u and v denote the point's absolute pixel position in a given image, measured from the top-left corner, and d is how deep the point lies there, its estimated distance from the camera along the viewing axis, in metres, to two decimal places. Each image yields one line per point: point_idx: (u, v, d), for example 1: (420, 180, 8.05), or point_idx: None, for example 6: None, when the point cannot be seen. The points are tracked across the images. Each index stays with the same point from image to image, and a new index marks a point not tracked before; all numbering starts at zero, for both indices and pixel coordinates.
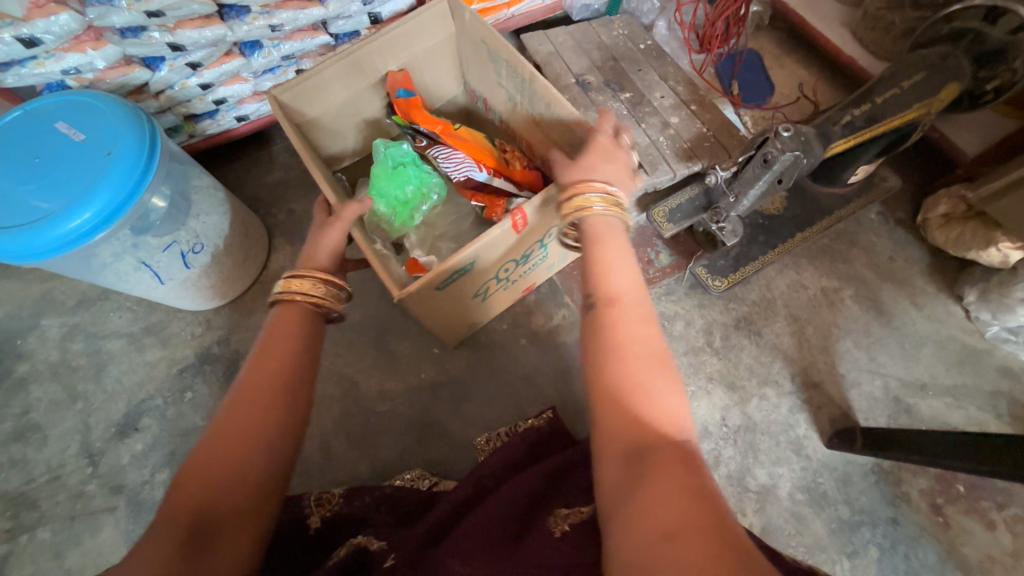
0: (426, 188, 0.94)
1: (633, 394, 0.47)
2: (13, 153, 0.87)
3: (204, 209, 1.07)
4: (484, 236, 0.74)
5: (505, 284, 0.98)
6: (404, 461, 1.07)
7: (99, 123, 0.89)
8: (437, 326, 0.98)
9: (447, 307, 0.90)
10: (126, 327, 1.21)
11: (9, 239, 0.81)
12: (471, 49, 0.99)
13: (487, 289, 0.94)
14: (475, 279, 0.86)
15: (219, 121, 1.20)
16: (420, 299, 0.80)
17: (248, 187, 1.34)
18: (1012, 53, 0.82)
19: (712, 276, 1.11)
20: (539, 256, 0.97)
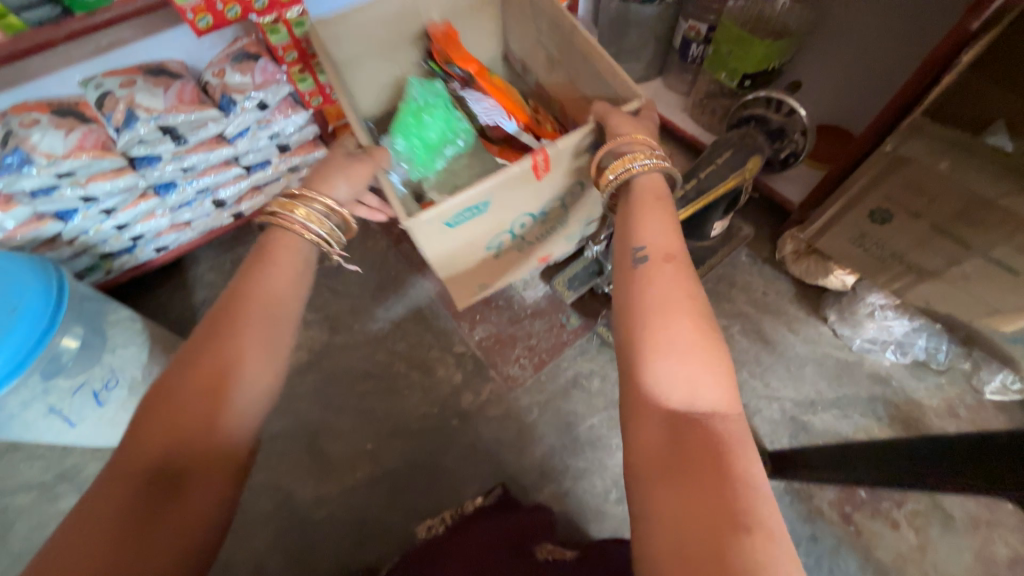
0: (450, 134, 1.01)
1: (686, 353, 0.54)
2: None
3: (121, 341, 1.09)
4: (507, 171, 0.80)
5: (513, 245, 1.05)
6: (347, 568, 1.05)
7: (5, 279, 0.92)
8: (449, 282, 1.04)
9: (461, 251, 0.95)
10: (37, 477, 1.15)
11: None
12: (515, 8, 1.12)
13: (496, 245, 1.01)
14: (488, 227, 0.93)
15: (137, 254, 1.25)
16: (433, 238, 0.85)
17: (172, 309, 1.36)
18: (789, 130, 1.07)
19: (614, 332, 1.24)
20: (551, 222, 1.04)
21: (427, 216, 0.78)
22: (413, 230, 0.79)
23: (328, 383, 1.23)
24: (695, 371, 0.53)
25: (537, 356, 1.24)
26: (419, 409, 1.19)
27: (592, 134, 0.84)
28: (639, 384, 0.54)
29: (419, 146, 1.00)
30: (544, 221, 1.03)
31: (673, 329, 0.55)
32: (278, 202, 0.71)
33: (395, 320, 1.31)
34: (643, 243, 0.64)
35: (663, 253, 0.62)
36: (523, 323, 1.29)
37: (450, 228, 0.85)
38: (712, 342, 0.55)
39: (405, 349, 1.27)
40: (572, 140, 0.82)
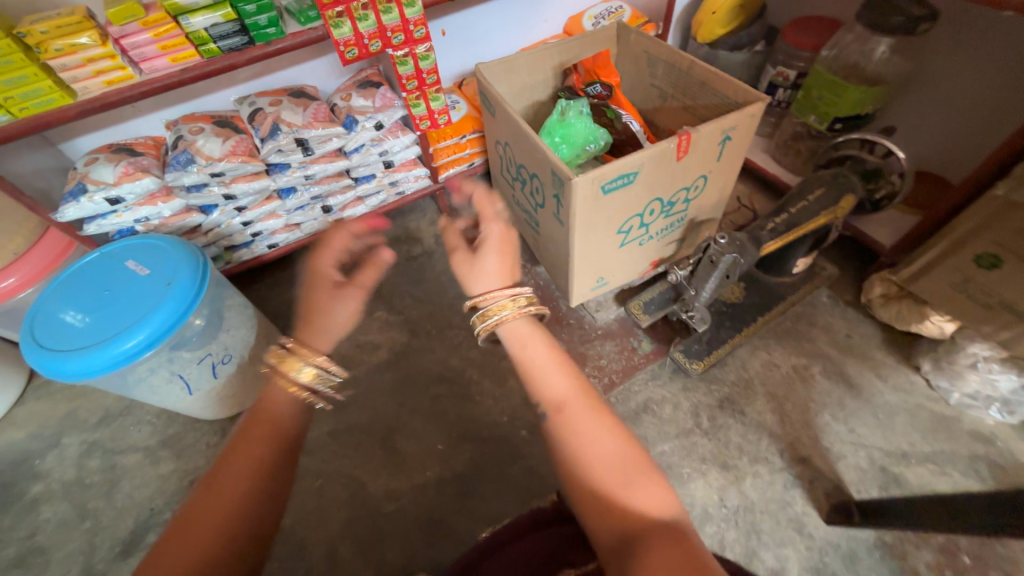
0: (591, 137, 1.06)
1: (612, 484, 0.53)
2: (84, 290, 1.03)
3: (234, 324, 1.20)
4: (658, 145, 0.85)
5: (638, 238, 1.04)
6: (410, 566, 1.04)
7: (162, 258, 1.06)
8: (573, 267, 1.02)
9: (597, 234, 0.96)
10: (144, 440, 1.26)
11: (72, 360, 0.95)
12: (628, 60, 1.25)
13: (627, 232, 1.00)
14: (628, 208, 0.94)
15: (254, 249, 1.39)
16: (585, 202, 0.87)
17: (271, 302, 1.49)
18: (886, 172, 1.09)
19: (689, 359, 1.23)
20: (676, 218, 1.06)
21: (590, 174, 0.83)
22: (577, 187, 0.83)
23: (405, 383, 1.31)
24: (628, 491, 0.53)
25: (607, 377, 1.25)
26: (488, 417, 1.23)
27: (725, 125, 0.90)
28: (593, 524, 0.54)
29: (562, 142, 1.05)
30: (667, 214, 1.03)
31: (598, 463, 0.55)
32: (277, 354, 0.75)
33: (470, 329, 1.39)
34: (538, 392, 0.62)
35: (556, 397, 0.61)
36: (594, 344, 1.32)
37: (604, 195, 0.88)
38: (631, 456, 0.56)
39: (478, 357, 1.33)
40: (716, 126, 0.90)
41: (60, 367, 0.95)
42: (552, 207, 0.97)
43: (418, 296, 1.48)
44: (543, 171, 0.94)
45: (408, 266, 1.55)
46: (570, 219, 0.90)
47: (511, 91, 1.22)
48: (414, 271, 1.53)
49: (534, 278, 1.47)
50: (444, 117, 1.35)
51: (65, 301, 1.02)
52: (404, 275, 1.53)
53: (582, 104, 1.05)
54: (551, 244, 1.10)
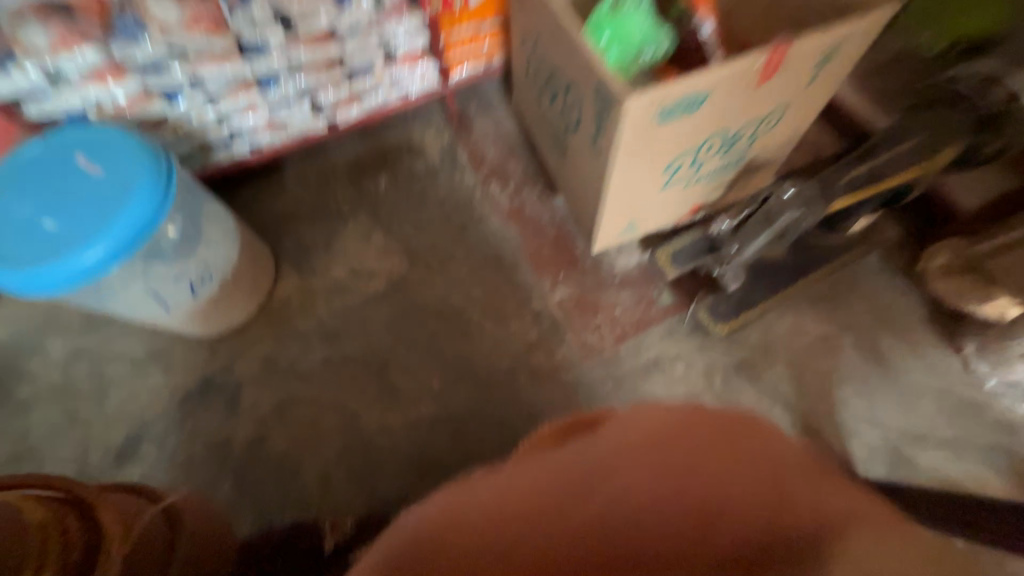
0: (650, 40, 0.84)
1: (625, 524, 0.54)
2: (30, 189, 0.88)
3: (214, 238, 1.08)
4: (739, 60, 0.65)
5: (685, 179, 0.87)
6: (403, 498, 1.05)
7: (117, 155, 0.89)
8: (603, 207, 0.87)
9: (638, 171, 0.79)
10: (130, 351, 1.21)
11: (26, 271, 0.83)
12: None
13: (674, 172, 0.83)
14: (683, 142, 0.76)
15: (233, 150, 1.20)
16: (631, 130, 0.69)
17: (257, 211, 1.34)
18: (1002, 120, 0.90)
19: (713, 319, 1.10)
20: (735, 158, 0.87)
21: (646, 95, 0.64)
22: (627, 111, 0.65)
23: (402, 315, 1.22)
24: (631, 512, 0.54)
25: (620, 329, 1.17)
26: (489, 360, 1.16)
27: (832, 38, 0.68)
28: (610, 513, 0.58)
29: (616, 32, 0.82)
30: (725, 153, 0.84)
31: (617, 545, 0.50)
32: None
33: (475, 263, 1.27)
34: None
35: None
36: (609, 291, 1.21)
37: (658, 124, 0.70)
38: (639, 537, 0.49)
39: (482, 295, 1.23)
40: (820, 40, 0.67)
41: (15, 280, 0.84)
42: (586, 132, 0.79)
43: (420, 220, 1.33)
44: (581, 83, 0.75)
45: (410, 183, 1.37)
46: (610, 152, 0.73)
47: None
48: (416, 191, 1.36)
49: (550, 211, 1.31)
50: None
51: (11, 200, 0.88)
52: (405, 194, 1.36)
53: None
54: (580, 177, 0.93)
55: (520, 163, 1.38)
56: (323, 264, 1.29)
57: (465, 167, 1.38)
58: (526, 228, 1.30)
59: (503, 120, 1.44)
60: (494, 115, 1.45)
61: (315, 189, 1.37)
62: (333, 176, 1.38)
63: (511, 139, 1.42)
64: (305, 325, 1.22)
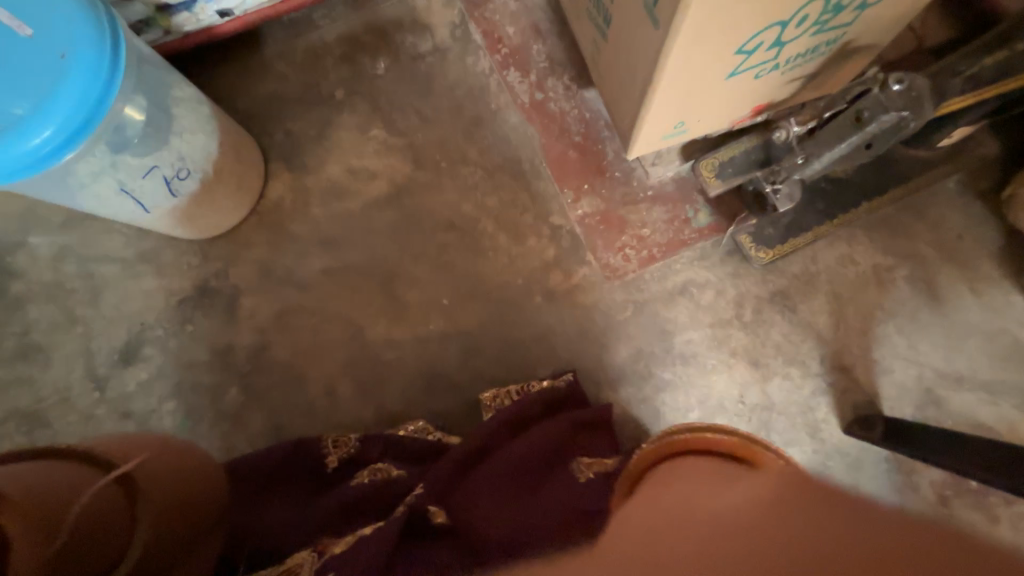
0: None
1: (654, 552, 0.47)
2: None
3: (188, 126, 0.93)
4: None
5: (758, 65, 0.68)
6: (409, 412, 1.04)
7: (43, 9, 0.71)
8: (651, 100, 0.70)
9: (706, 51, 0.61)
10: (118, 251, 1.13)
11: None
12: None
13: (748, 54, 0.64)
14: (773, 8, 0.56)
15: (198, 15, 0.98)
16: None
17: (238, 97, 1.16)
18: None
19: (756, 245, 1.00)
20: (828, 37, 0.67)
21: None
22: None
23: (406, 226, 1.11)
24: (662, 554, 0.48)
25: (647, 249, 1.05)
26: (500, 278, 1.07)
27: None
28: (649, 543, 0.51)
29: None
30: (818, 29, 0.64)
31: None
32: None
33: (488, 168, 1.12)
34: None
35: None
36: (639, 207, 1.07)
37: None
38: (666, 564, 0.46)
39: (495, 206, 1.10)
40: None
41: None
42: None
43: (426, 115, 1.14)
44: None
45: (413, 68, 1.16)
46: (675, 17, 0.54)
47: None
48: (421, 78, 1.15)
49: (578, 108, 1.12)
50: None
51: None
52: (407, 81, 1.15)
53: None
54: (623, 60, 0.74)
55: (546, 46, 1.15)
56: (317, 163, 1.14)
57: (478, 49, 1.15)
58: (549, 129, 1.12)
59: None
60: None
61: (303, 71, 1.17)
62: (322, 56, 1.17)
63: (536, 14, 1.16)
64: (301, 231, 1.12)
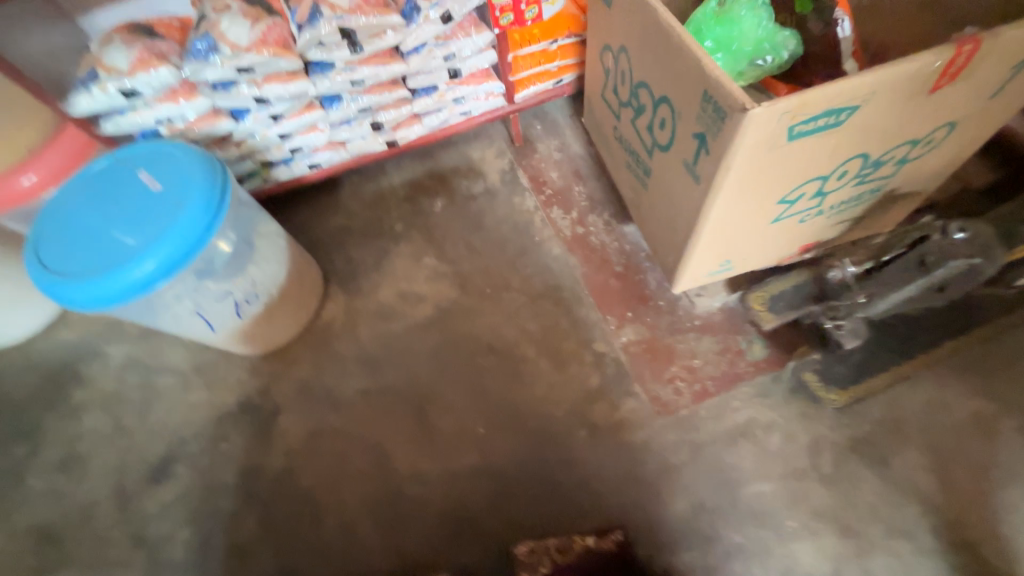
0: (766, 47, 0.73)
1: None
2: (91, 200, 0.87)
3: (265, 256, 1.05)
4: (908, 63, 0.49)
5: (802, 212, 0.70)
6: (434, 562, 0.92)
7: (176, 170, 0.87)
8: (695, 243, 0.71)
9: (750, 201, 0.63)
10: (178, 364, 1.19)
11: (72, 287, 0.80)
12: None
13: (791, 203, 0.66)
14: (812, 166, 0.60)
15: (293, 168, 1.17)
16: (751, 149, 0.54)
17: (312, 229, 1.31)
18: None
19: (825, 386, 0.92)
20: (871, 187, 0.69)
21: (782, 106, 0.49)
22: (753, 125, 0.50)
23: (447, 348, 1.12)
24: None
25: (699, 383, 0.98)
26: (540, 407, 1.02)
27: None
28: None
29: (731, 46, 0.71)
30: (859, 182, 0.67)
31: None
32: None
33: (530, 294, 1.15)
34: None
35: None
36: (686, 336, 1.03)
37: (790, 143, 0.54)
38: None
39: (536, 331, 1.10)
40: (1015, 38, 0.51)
41: (63, 293, 0.81)
42: (681, 152, 0.65)
43: (474, 246, 1.23)
44: (683, 96, 0.61)
45: (466, 206, 1.29)
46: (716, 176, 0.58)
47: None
48: (472, 214, 1.28)
49: (618, 241, 1.17)
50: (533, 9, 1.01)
51: (67, 215, 0.86)
52: (460, 217, 1.28)
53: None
54: (664, 205, 0.78)
55: (586, 187, 1.26)
56: (371, 288, 1.22)
57: (525, 191, 1.28)
58: (590, 259, 1.16)
59: (569, 141, 1.34)
60: (559, 136, 1.35)
61: (371, 208, 1.32)
62: (388, 196, 1.34)
63: (577, 162, 1.30)
64: (347, 352, 1.15)
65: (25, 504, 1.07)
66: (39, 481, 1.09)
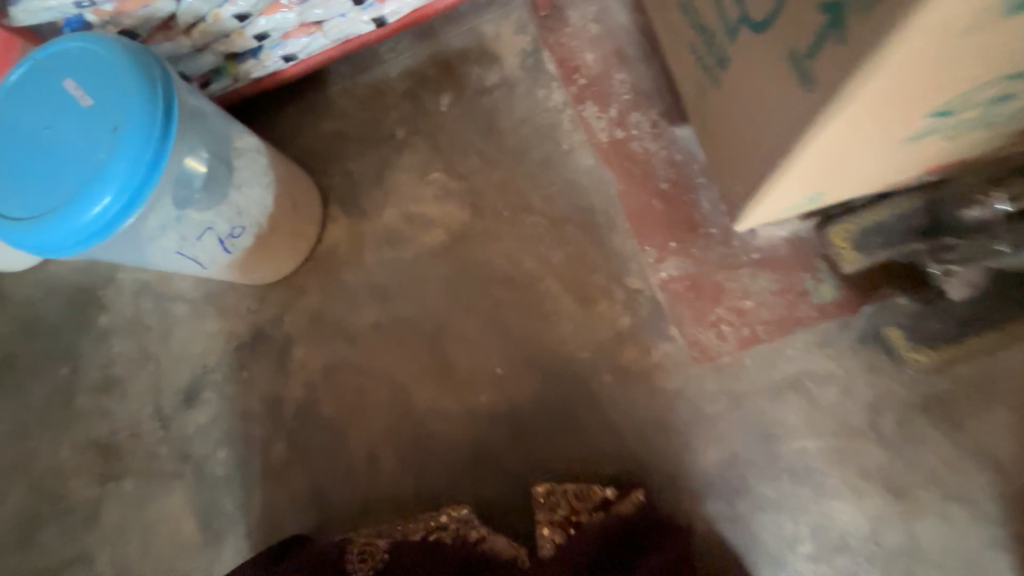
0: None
1: None
2: (18, 127, 0.71)
3: (245, 179, 0.90)
4: None
5: (953, 126, 0.50)
6: (455, 492, 0.94)
7: (106, 79, 0.69)
8: (787, 169, 0.54)
9: (887, 114, 0.45)
10: (188, 291, 1.15)
11: (25, 234, 0.69)
12: None
13: (944, 114, 0.47)
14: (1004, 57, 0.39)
15: (264, 61, 0.96)
16: (932, 31, 0.34)
17: (303, 138, 1.13)
18: None
19: (913, 345, 0.77)
20: None
21: None
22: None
23: (461, 280, 1.01)
24: None
25: (749, 328, 0.85)
26: (563, 347, 0.93)
27: None
28: None
29: None
30: None
31: None
32: None
33: (555, 218, 0.97)
34: None
35: None
36: (741, 273, 0.87)
37: (1002, 21, 0.34)
38: None
39: (562, 263, 0.96)
40: None
41: (23, 244, 0.70)
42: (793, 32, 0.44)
43: (490, 158, 1.03)
44: None
45: (479, 103, 1.05)
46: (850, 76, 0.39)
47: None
48: (486, 115, 1.04)
49: (667, 149, 0.95)
50: None
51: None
52: (472, 119, 1.05)
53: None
54: (748, 111, 0.58)
55: (630, 75, 0.98)
56: (374, 209, 1.07)
57: (551, 81, 1.02)
58: (630, 174, 0.95)
59: (611, 7, 1.01)
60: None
61: (366, 109, 1.11)
62: (385, 92, 1.10)
63: (620, 38, 1.00)
64: (354, 283, 1.06)
65: (80, 421, 1.15)
66: (86, 401, 1.16)
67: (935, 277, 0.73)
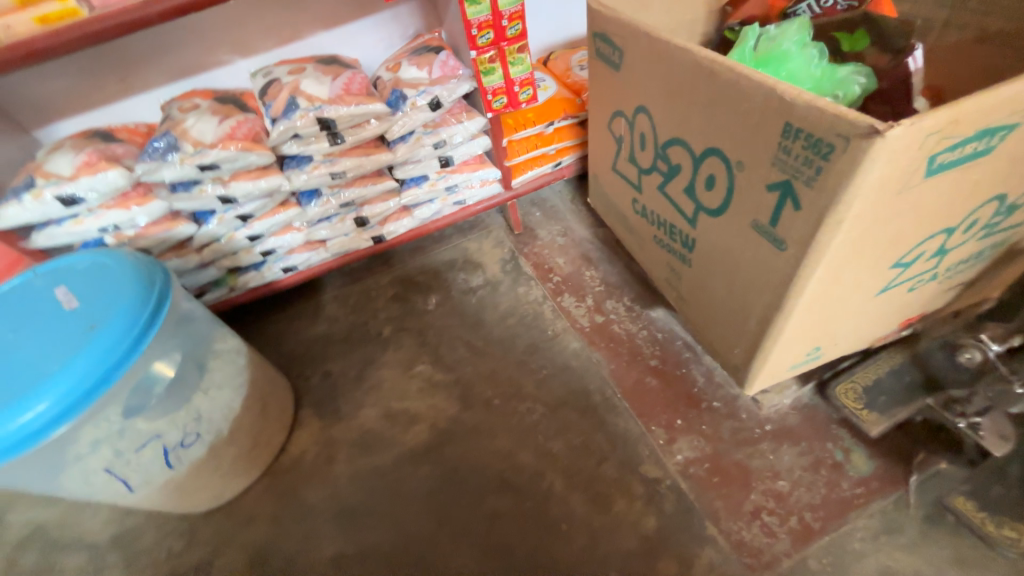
0: (827, 85, 0.60)
1: None
2: None
3: (217, 381, 0.83)
4: None
5: (917, 277, 0.57)
6: None
7: (99, 283, 0.71)
8: (783, 325, 0.56)
9: (859, 265, 0.51)
10: (96, 533, 0.90)
11: None
12: None
13: (907, 265, 0.54)
14: (939, 214, 0.48)
15: (265, 273, 1.02)
16: (878, 188, 0.42)
17: (287, 341, 1.12)
18: None
19: (989, 516, 0.69)
20: (994, 240, 0.58)
21: (926, 127, 0.38)
22: (885, 153, 0.38)
23: (450, 486, 0.86)
24: None
25: (792, 518, 0.74)
26: (580, 570, 0.75)
27: None
28: None
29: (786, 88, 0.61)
30: (986, 233, 0.56)
31: None
32: None
33: (550, 404, 0.92)
34: None
35: None
36: (760, 450, 0.80)
37: (926, 178, 0.43)
38: None
39: (564, 454, 0.86)
40: None
41: None
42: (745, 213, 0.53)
43: (478, 350, 1.03)
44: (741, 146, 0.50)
45: (465, 301, 1.12)
46: (821, 231, 0.45)
47: (664, 28, 0.79)
48: (472, 311, 1.10)
49: (647, 329, 0.99)
50: (528, 90, 0.95)
51: None
52: (459, 316, 1.10)
53: (801, 33, 0.64)
54: (726, 284, 0.63)
55: (599, 272, 1.11)
56: (352, 409, 0.99)
57: (530, 280, 1.13)
58: (618, 355, 0.96)
59: (572, 225, 1.22)
60: (562, 220, 1.24)
61: (355, 311, 1.15)
62: (375, 296, 1.17)
63: (584, 245, 1.17)
64: (318, 502, 0.88)
65: None
66: None
67: (963, 431, 0.69)
